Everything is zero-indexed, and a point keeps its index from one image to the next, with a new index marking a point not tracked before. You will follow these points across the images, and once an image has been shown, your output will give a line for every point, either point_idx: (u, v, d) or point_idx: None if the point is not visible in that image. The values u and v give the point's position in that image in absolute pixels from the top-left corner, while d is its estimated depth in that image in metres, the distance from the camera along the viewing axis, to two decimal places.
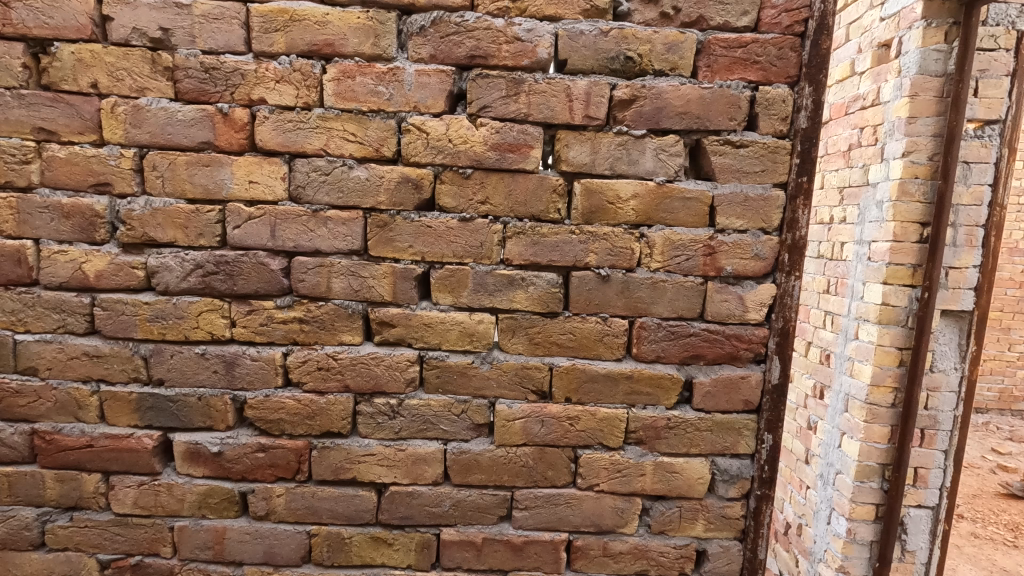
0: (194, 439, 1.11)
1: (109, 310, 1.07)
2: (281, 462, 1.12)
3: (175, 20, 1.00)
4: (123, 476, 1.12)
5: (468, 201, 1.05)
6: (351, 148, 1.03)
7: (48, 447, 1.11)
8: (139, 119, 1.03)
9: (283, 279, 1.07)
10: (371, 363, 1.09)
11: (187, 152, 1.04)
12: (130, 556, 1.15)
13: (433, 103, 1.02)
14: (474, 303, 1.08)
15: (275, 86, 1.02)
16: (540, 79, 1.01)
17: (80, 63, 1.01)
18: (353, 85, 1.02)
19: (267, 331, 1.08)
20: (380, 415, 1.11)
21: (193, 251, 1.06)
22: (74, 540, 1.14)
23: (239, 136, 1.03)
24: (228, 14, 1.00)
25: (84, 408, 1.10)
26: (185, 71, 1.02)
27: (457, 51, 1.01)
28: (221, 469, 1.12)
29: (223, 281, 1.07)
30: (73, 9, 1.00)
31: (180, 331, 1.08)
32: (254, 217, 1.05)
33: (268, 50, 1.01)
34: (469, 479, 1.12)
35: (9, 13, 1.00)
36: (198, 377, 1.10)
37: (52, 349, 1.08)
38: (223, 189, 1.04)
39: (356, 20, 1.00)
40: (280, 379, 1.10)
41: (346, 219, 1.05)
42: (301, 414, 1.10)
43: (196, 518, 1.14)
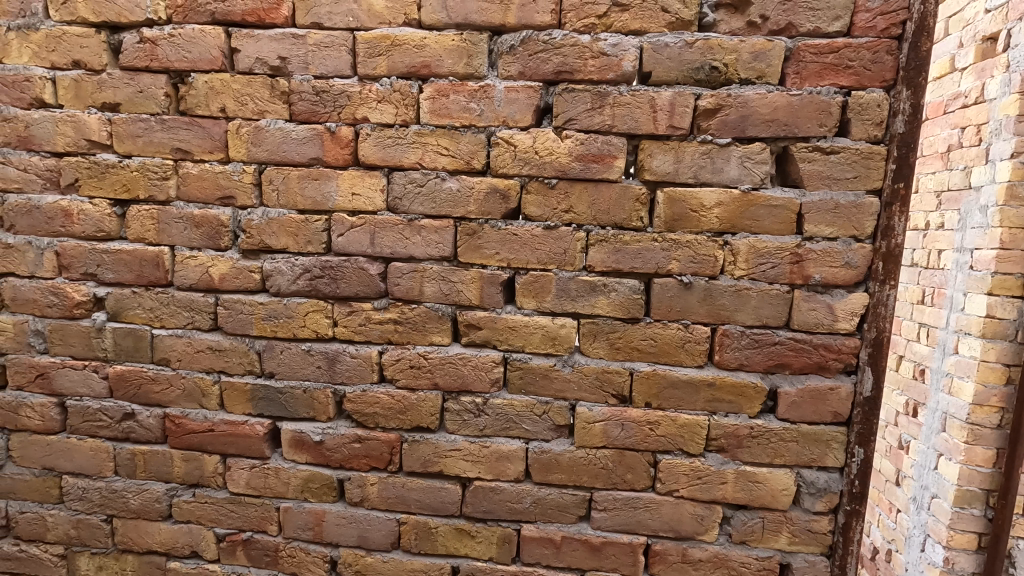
0: (299, 429, 1.22)
1: (230, 309, 1.20)
2: (375, 453, 1.20)
3: (291, 49, 1.12)
4: (238, 459, 1.25)
5: (553, 210, 1.10)
6: (445, 161, 1.11)
7: (177, 430, 1.25)
8: (260, 138, 1.15)
9: (380, 283, 1.16)
10: (459, 363, 1.15)
11: (299, 168, 1.15)
12: (242, 532, 1.27)
13: (521, 117, 1.08)
14: (557, 308, 1.12)
15: (377, 106, 1.11)
16: (624, 92, 1.04)
17: (211, 91, 1.15)
18: (447, 103, 1.09)
19: (365, 330, 1.17)
20: (466, 412, 1.17)
21: (303, 257, 1.17)
22: (195, 514, 1.28)
23: (344, 152, 1.13)
24: (337, 42, 1.11)
25: (207, 396, 1.24)
26: (299, 95, 1.13)
27: (545, 67, 1.06)
28: (322, 457, 1.22)
29: (327, 284, 1.17)
30: (207, 43, 1.14)
31: (290, 329, 1.19)
32: (356, 226, 1.14)
33: (372, 73, 1.11)
34: (550, 478, 1.16)
35: (155, 49, 1.15)
36: (304, 372, 1.20)
37: (182, 342, 1.23)
38: (329, 201, 1.15)
39: (451, 42, 1.08)
40: (376, 375, 1.19)
41: (438, 227, 1.12)
42: (394, 409, 1.18)
43: (300, 500, 1.24)
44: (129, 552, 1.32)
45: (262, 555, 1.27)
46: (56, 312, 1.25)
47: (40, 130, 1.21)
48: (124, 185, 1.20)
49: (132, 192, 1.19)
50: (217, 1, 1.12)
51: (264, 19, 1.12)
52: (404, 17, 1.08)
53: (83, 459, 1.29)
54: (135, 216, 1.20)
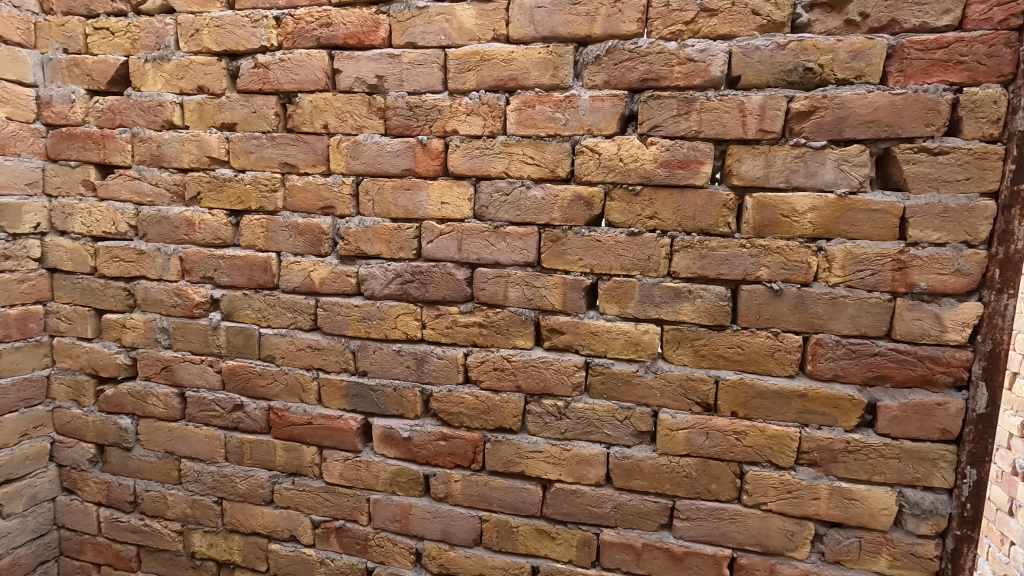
0: (389, 425, 1.29)
1: (328, 311, 1.29)
2: (459, 451, 1.25)
3: (388, 68, 1.19)
4: (333, 451, 1.33)
5: (637, 216, 1.10)
6: (530, 170, 1.14)
7: (280, 422, 1.35)
8: (358, 152, 1.23)
9: (466, 287, 1.20)
10: (541, 367, 1.18)
11: (393, 178, 1.22)
12: (335, 520, 1.35)
13: (606, 125, 1.10)
14: (640, 314, 1.12)
15: (466, 118, 1.16)
16: (712, 97, 1.04)
17: (315, 109, 1.25)
18: (533, 114, 1.12)
19: (451, 332, 1.23)
20: (548, 415, 1.19)
21: (395, 263, 1.24)
22: (294, 500, 1.37)
23: (435, 163, 1.19)
24: (430, 59, 1.17)
25: (307, 391, 1.33)
26: (394, 110, 1.20)
27: (630, 75, 1.07)
28: (410, 452, 1.28)
29: (417, 288, 1.23)
30: (313, 66, 1.24)
31: (382, 330, 1.27)
32: (444, 233, 1.20)
33: (461, 87, 1.16)
34: (631, 484, 1.16)
35: (267, 73, 1.27)
36: (394, 371, 1.27)
37: (285, 341, 1.33)
38: (420, 209, 1.21)
39: (538, 55, 1.11)
40: (461, 376, 1.23)
41: (523, 234, 1.16)
42: (478, 410, 1.23)
43: (388, 493, 1.31)
44: (235, 533, 1.44)
45: (353, 543, 1.35)
46: (179, 312, 1.40)
47: (169, 149, 1.35)
48: (238, 197, 1.32)
49: (245, 204, 1.32)
50: (322, 27, 1.22)
51: (363, 41, 1.20)
52: (493, 33, 1.13)
53: (199, 445, 1.43)
54: (247, 225, 1.32)
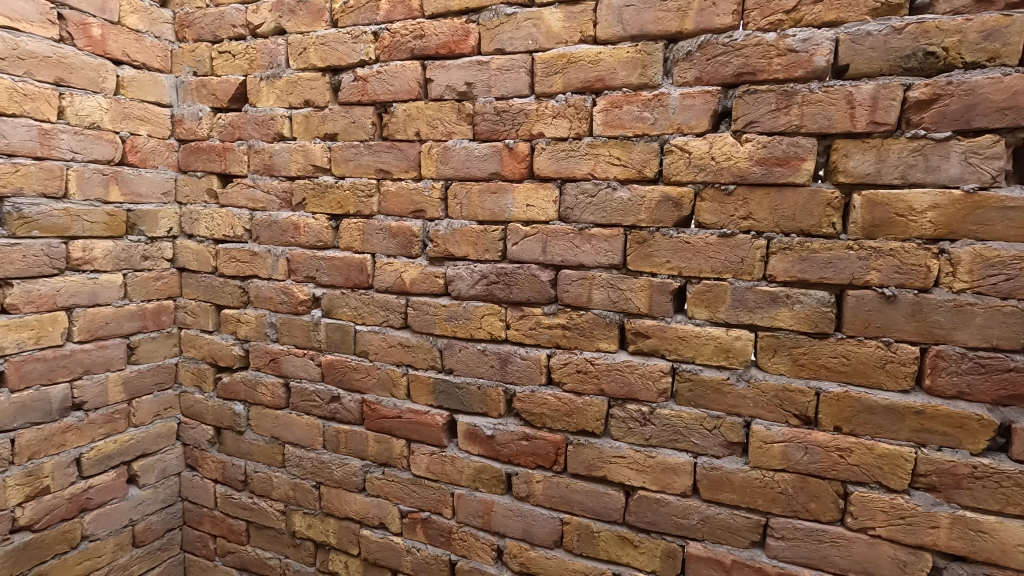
0: (474, 422, 1.32)
1: (418, 310, 1.35)
2: (541, 452, 1.26)
3: (476, 75, 1.23)
4: (420, 445, 1.39)
5: (730, 217, 1.06)
6: (616, 171, 1.13)
7: (373, 414, 1.43)
8: (448, 157, 1.27)
9: (551, 289, 1.21)
10: (625, 370, 1.16)
11: (481, 182, 1.25)
12: (421, 511, 1.41)
13: (697, 123, 1.06)
14: (732, 318, 1.07)
15: (552, 121, 1.17)
16: (815, 89, 0.97)
17: (409, 117, 1.31)
18: (620, 114, 1.11)
19: (535, 334, 1.24)
20: (632, 420, 1.17)
21: (481, 264, 1.27)
22: (384, 490, 1.44)
23: (521, 167, 1.21)
24: (517, 64, 1.19)
25: (397, 386, 1.40)
26: (482, 116, 1.23)
27: (724, 70, 1.03)
28: (493, 450, 1.31)
29: (502, 289, 1.25)
30: (407, 76, 1.30)
31: (468, 329, 1.30)
32: (529, 235, 1.21)
33: (548, 90, 1.17)
34: (720, 497, 1.11)
35: (366, 85, 1.35)
36: (479, 370, 1.30)
37: (378, 337, 1.41)
38: (506, 212, 1.23)
39: (626, 55, 1.10)
40: (544, 378, 1.24)
41: (608, 235, 1.14)
42: (561, 411, 1.23)
43: (472, 489, 1.34)
44: (330, 516, 1.53)
45: (438, 535, 1.39)
46: (285, 308, 1.52)
47: (280, 159, 1.48)
48: (338, 203, 1.41)
49: (344, 208, 1.40)
50: (416, 39, 1.28)
51: (453, 50, 1.25)
52: (580, 35, 1.13)
53: (300, 432, 1.54)
54: (345, 229, 1.41)
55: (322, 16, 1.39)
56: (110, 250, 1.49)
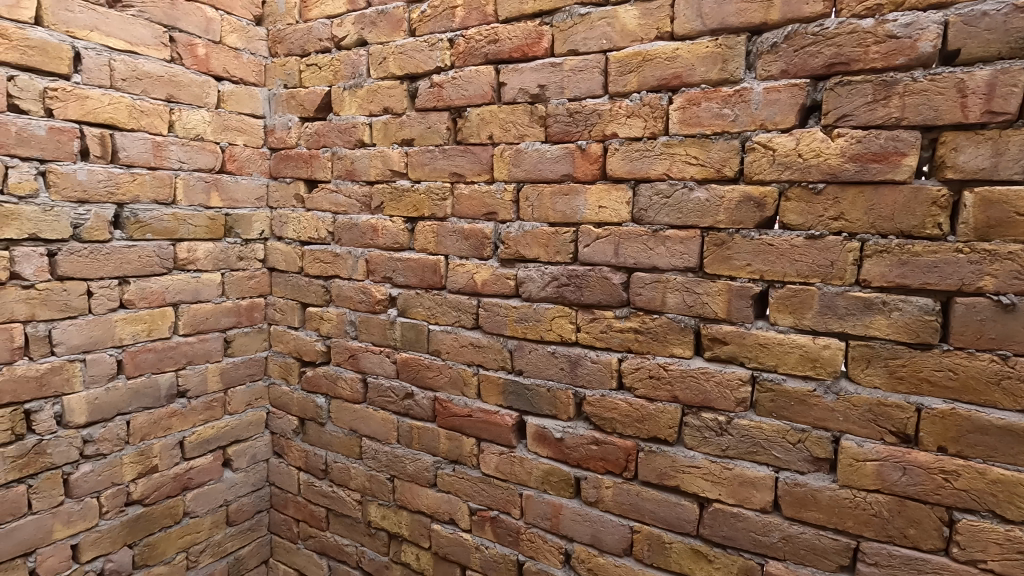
0: (543, 424, 1.32)
1: (489, 311, 1.37)
2: (611, 457, 1.24)
3: (549, 77, 1.23)
4: (490, 444, 1.40)
5: (818, 218, 0.99)
6: (693, 171, 1.09)
7: (445, 412, 1.46)
8: (520, 160, 1.28)
9: (623, 292, 1.19)
10: (701, 378, 1.12)
11: (552, 184, 1.25)
12: (490, 510, 1.42)
13: (783, 119, 1.00)
14: (820, 326, 1.01)
15: (627, 121, 1.14)
16: (919, 77, 0.89)
17: (482, 121, 1.33)
18: (698, 112, 1.07)
19: (606, 337, 1.22)
20: (707, 429, 1.12)
21: (552, 266, 1.27)
22: (455, 487, 1.47)
23: (593, 168, 1.19)
24: (591, 65, 1.18)
25: (468, 386, 1.43)
26: (555, 117, 1.23)
27: (813, 61, 0.97)
28: (562, 453, 1.30)
29: (573, 292, 1.24)
30: (481, 81, 1.32)
31: (539, 331, 1.30)
32: (601, 237, 1.20)
33: (622, 90, 1.15)
34: (804, 515, 1.05)
35: (441, 91, 1.38)
36: (549, 372, 1.30)
37: (451, 337, 1.44)
38: (578, 213, 1.22)
39: (705, 50, 1.06)
40: (615, 382, 1.22)
41: (684, 237, 1.11)
42: (632, 417, 1.20)
43: (540, 491, 1.34)
44: (403, 509, 1.58)
45: (506, 535, 1.40)
46: (364, 307, 1.59)
47: (360, 164, 1.55)
48: (414, 206, 1.46)
49: (420, 211, 1.45)
50: (490, 44, 1.30)
51: (527, 53, 1.25)
52: (657, 32, 1.11)
53: (376, 426, 1.61)
54: (420, 231, 1.46)
55: (401, 26, 1.44)
56: (210, 251, 1.63)
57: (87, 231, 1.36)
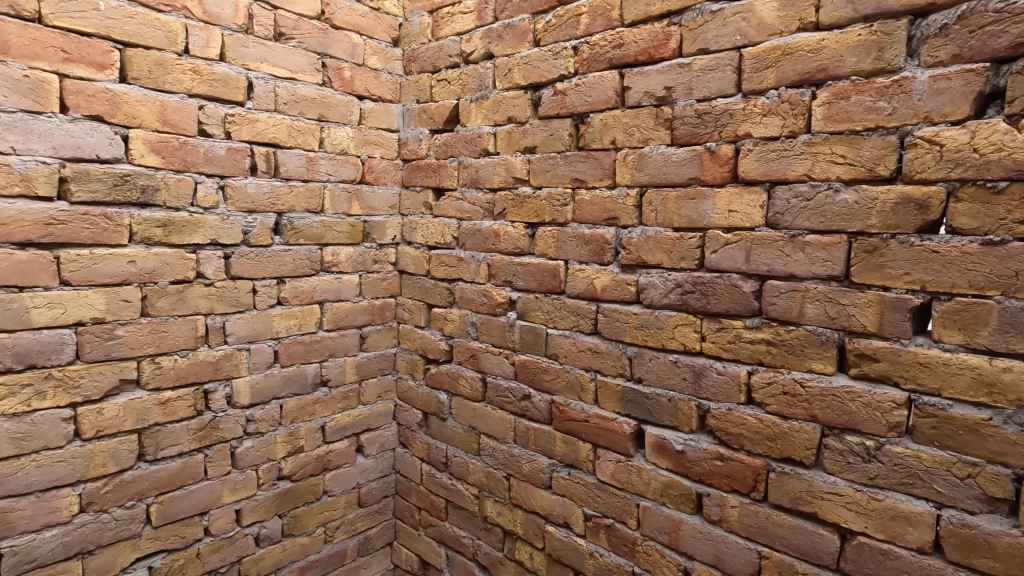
0: (663, 435, 1.28)
1: (608, 316, 1.36)
2: (738, 475, 1.17)
3: (677, 78, 1.20)
4: (606, 451, 1.39)
5: (998, 221, 0.87)
6: (839, 171, 1.00)
7: (561, 415, 1.48)
8: (643, 164, 1.26)
9: (754, 301, 1.12)
10: (845, 397, 1.02)
11: (678, 188, 1.21)
12: (605, 517, 1.41)
13: (952, 109, 0.89)
14: (998, 345, 0.88)
15: (762, 120, 1.08)
16: None
17: (605, 126, 1.33)
18: (847, 106, 0.99)
19: (734, 348, 1.16)
20: (852, 454, 1.02)
21: (676, 272, 1.23)
22: (569, 490, 1.48)
23: (723, 170, 1.14)
24: (723, 63, 1.13)
25: (585, 391, 1.42)
26: (682, 119, 1.19)
27: (994, 42, 0.86)
28: (683, 467, 1.25)
29: (699, 300, 1.20)
30: (604, 87, 1.32)
31: (660, 339, 1.27)
32: (731, 242, 1.14)
33: (758, 87, 1.09)
34: (974, 562, 0.91)
35: (565, 98, 1.40)
36: (670, 382, 1.26)
37: (569, 341, 1.45)
38: (705, 218, 1.17)
39: (857, 38, 0.97)
40: (743, 396, 1.15)
41: (827, 243, 1.02)
42: (762, 434, 1.13)
43: (658, 504, 1.31)
44: (518, 507, 1.62)
45: (621, 544, 1.38)
46: (485, 309, 1.65)
47: (484, 172, 1.61)
48: (535, 212, 1.49)
49: (540, 217, 1.48)
50: (615, 48, 1.29)
51: (653, 55, 1.23)
52: (799, 23, 1.03)
53: (494, 425, 1.66)
54: (541, 236, 1.48)
55: (526, 37, 1.49)
56: (350, 254, 1.79)
57: (254, 237, 1.56)
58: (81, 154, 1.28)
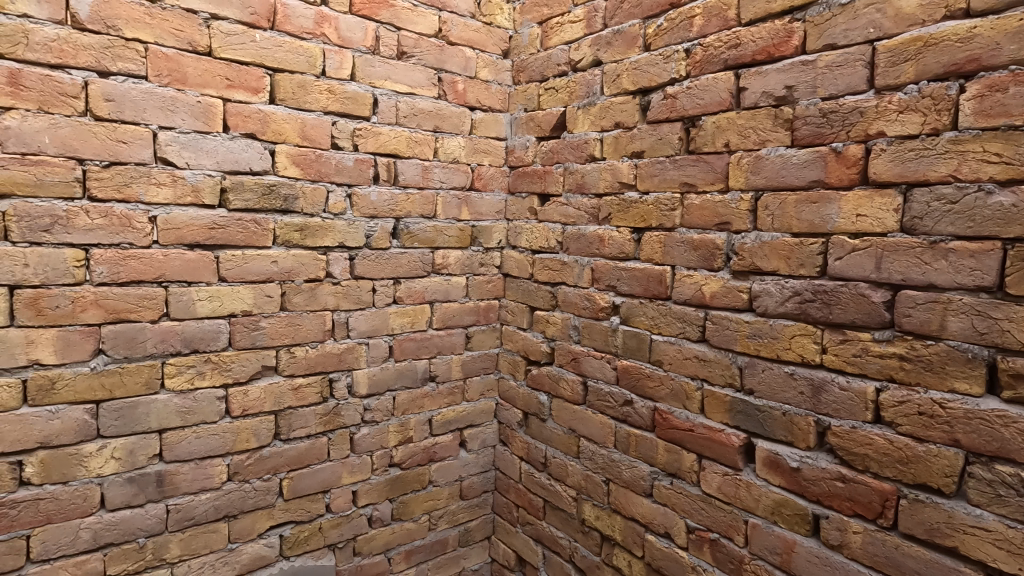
0: (776, 450, 1.22)
1: (717, 324, 1.32)
2: (862, 499, 1.09)
3: (800, 76, 1.14)
4: (712, 463, 1.35)
5: None
6: (992, 170, 0.91)
7: (664, 423, 1.45)
8: (760, 167, 1.22)
9: (885, 312, 1.04)
10: (995, 422, 0.92)
11: (798, 192, 1.15)
12: (710, 531, 1.37)
13: None
14: None
15: (898, 117, 1.01)
16: None
17: (718, 129, 1.30)
18: (1004, 99, 0.90)
19: (860, 362, 1.08)
20: (1002, 486, 0.92)
21: (794, 280, 1.17)
22: (671, 500, 1.45)
23: (851, 171, 1.07)
24: (852, 58, 1.07)
25: (690, 399, 1.39)
26: (804, 119, 1.14)
27: None
28: (798, 485, 1.19)
29: (820, 309, 1.13)
30: (718, 88, 1.29)
31: (774, 349, 1.21)
32: (858, 249, 1.07)
33: (894, 82, 1.01)
34: None
35: (675, 102, 1.39)
36: (785, 395, 1.20)
37: (674, 348, 1.42)
38: (829, 223, 1.11)
39: (1017, 24, 0.89)
40: (870, 415, 1.07)
41: (976, 250, 0.93)
42: (892, 457, 1.04)
43: (769, 522, 1.25)
44: (617, 513, 1.61)
45: (727, 561, 1.33)
46: (587, 313, 1.67)
47: (590, 178, 1.63)
48: (642, 217, 1.48)
49: (647, 222, 1.47)
50: (731, 49, 1.26)
51: (773, 53, 1.19)
52: (945, 11, 0.96)
53: (594, 429, 1.67)
54: (647, 241, 1.47)
55: (636, 42, 1.49)
56: (459, 257, 1.88)
57: (375, 240, 1.70)
58: (238, 167, 1.47)
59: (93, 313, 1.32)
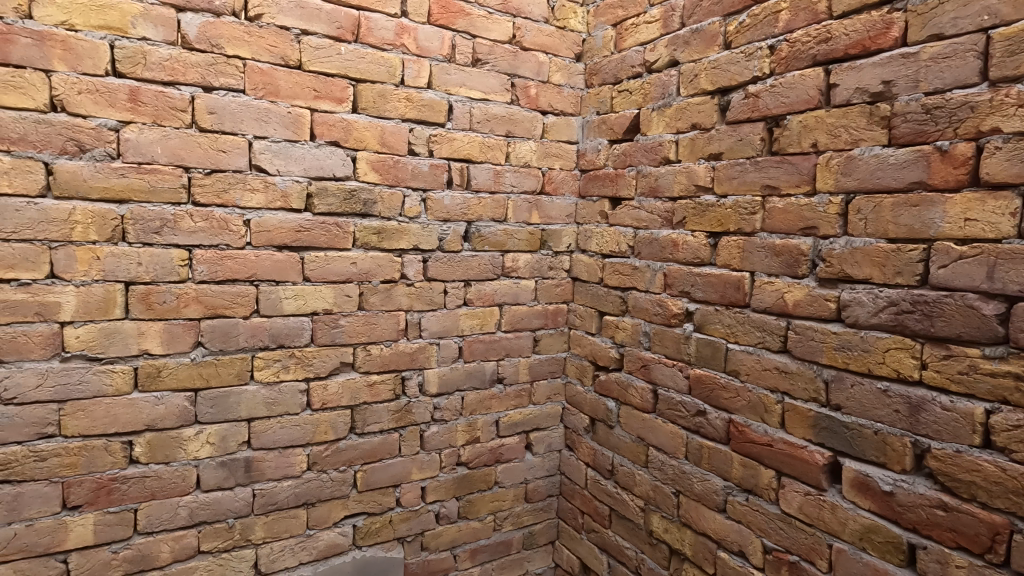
0: (866, 471, 1.14)
1: (801, 334, 1.25)
2: (967, 530, 1.00)
3: (899, 70, 1.07)
4: (793, 481, 1.28)
5: None
6: None
7: (740, 436, 1.39)
8: (851, 168, 1.14)
9: (998, 326, 0.95)
10: None
11: (895, 194, 1.07)
12: (789, 553, 1.29)
13: None
14: None
15: (1017, 112, 0.92)
16: None
17: (805, 128, 1.23)
18: None
19: (967, 380, 0.99)
20: None
21: (889, 289, 1.09)
22: (747, 518, 1.39)
23: (958, 172, 0.99)
24: (962, 48, 0.99)
25: (769, 413, 1.33)
26: (904, 116, 1.06)
27: None
28: (891, 511, 1.10)
29: (919, 321, 1.05)
30: (806, 86, 1.22)
31: (865, 363, 1.13)
32: (967, 256, 0.98)
33: (1012, 73, 0.93)
34: None
35: (758, 101, 1.33)
36: (877, 413, 1.12)
37: (752, 359, 1.36)
38: (932, 228, 1.02)
39: None
40: (978, 439, 0.98)
41: None
42: (1004, 486, 0.95)
43: (857, 548, 1.16)
44: (687, 527, 1.56)
45: None
46: (659, 319, 1.63)
47: (664, 181, 1.60)
48: (719, 221, 1.43)
49: (725, 226, 1.41)
50: (821, 44, 1.20)
51: (869, 46, 1.11)
52: None
53: (664, 438, 1.62)
54: (725, 246, 1.42)
55: (716, 40, 1.44)
56: (528, 261, 1.89)
57: (448, 243, 1.74)
58: (323, 174, 1.55)
59: (194, 308, 1.44)
